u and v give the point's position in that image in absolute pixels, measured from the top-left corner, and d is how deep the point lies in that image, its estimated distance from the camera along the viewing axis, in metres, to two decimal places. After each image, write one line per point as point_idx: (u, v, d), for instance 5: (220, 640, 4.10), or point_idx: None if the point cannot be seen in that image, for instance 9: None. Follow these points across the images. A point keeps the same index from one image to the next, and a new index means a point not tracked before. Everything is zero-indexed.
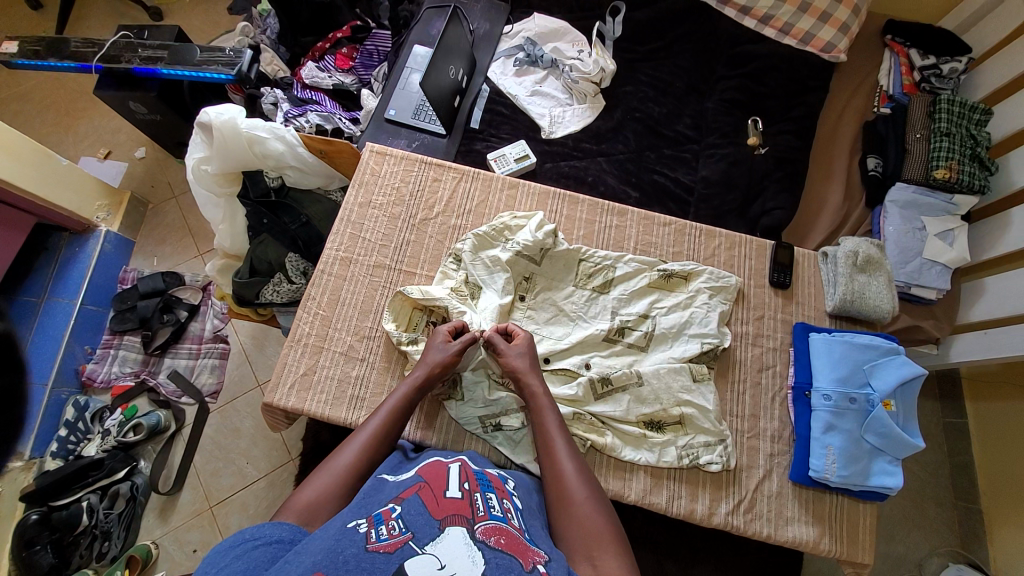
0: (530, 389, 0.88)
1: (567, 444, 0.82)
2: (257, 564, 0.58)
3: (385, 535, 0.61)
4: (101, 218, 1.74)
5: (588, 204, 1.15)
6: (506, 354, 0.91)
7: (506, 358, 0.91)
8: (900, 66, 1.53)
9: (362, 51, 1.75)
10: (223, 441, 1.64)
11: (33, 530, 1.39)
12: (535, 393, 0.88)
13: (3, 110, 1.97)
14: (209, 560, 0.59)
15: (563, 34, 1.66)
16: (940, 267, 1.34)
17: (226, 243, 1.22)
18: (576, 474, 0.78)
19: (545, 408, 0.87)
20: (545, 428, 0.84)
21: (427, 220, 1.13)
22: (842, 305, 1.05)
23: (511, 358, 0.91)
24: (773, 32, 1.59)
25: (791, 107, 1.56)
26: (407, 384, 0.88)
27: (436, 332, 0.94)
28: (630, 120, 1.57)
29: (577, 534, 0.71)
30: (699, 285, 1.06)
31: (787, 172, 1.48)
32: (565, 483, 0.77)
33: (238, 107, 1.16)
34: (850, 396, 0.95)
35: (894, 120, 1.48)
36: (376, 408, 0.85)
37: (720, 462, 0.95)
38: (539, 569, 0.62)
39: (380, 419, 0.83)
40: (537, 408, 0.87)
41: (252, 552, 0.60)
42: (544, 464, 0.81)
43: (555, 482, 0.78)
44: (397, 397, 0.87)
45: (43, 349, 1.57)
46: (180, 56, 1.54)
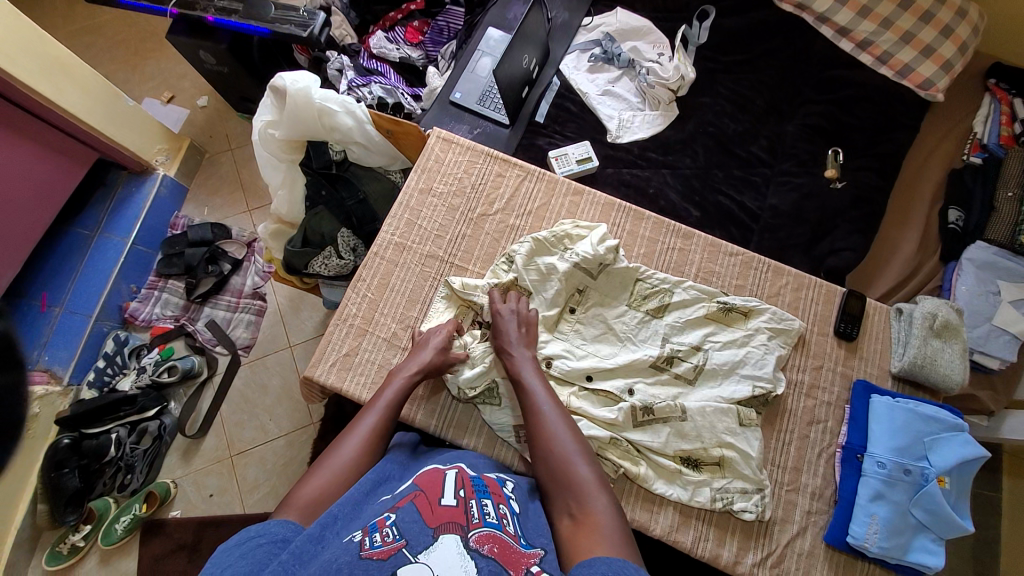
0: (511, 353, 0.92)
1: (547, 401, 0.85)
2: (258, 562, 0.61)
3: (378, 542, 0.61)
4: (160, 162, 1.76)
5: (653, 222, 1.11)
6: (495, 321, 0.95)
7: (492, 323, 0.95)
8: (1000, 115, 1.41)
9: (433, 26, 1.70)
10: (250, 395, 1.67)
11: (63, 453, 1.48)
12: (515, 356, 0.92)
13: (77, 42, 2.00)
14: (215, 558, 0.62)
15: (645, 34, 1.58)
16: (1007, 336, 1.24)
17: (283, 209, 1.21)
18: (557, 427, 0.82)
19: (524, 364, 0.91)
20: (529, 388, 0.87)
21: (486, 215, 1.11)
22: (909, 368, 0.99)
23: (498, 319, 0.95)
24: (869, 59, 1.49)
25: (878, 143, 1.46)
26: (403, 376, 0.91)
27: (439, 328, 0.98)
28: (701, 134, 1.50)
29: (560, 483, 0.76)
30: (758, 324, 1.01)
31: (862, 213, 1.40)
32: (547, 437, 0.81)
33: (314, 77, 1.15)
34: (905, 467, 0.91)
35: (984, 174, 1.37)
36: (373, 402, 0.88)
37: (755, 512, 0.91)
38: (533, 570, 0.62)
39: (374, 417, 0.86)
40: (518, 368, 0.90)
41: (258, 549, 0.63)
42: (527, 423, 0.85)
43: (538, 437, 0.82)
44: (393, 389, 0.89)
45: (91, 282, 1.62)
46: (254, 11, 1.53)
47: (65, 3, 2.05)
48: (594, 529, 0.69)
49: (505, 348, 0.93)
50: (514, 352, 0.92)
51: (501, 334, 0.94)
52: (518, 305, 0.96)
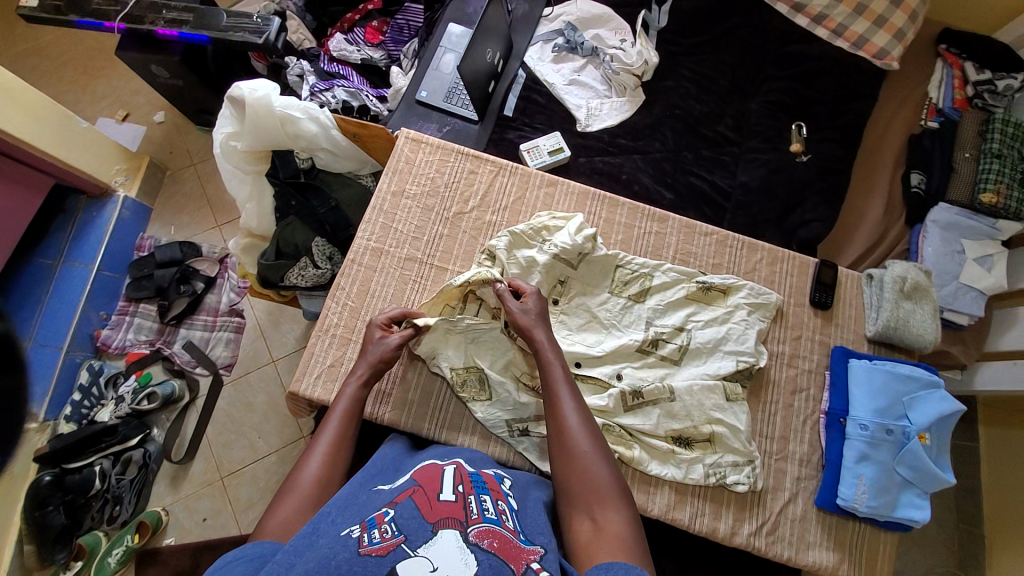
0: (537, 343, 0.89)
1: (573, 398, 0.83)
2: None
3: (377, 538, 0.61)
4: (119, 183, 1.70)
5: (628, 207, 1.12)
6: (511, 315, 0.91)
7: (512, 315, 0.91)
8: (953, 79, 1.47)
9: (393, 24, 1.67)
10: (236, 414, 1.64)
11: (46, 491, 1.41)
12: (543, 348, 0.88)
13: (20, 64, 1.91)
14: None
15: (606, 21, 1.58)
16: (975, 293, 1.30)
17: (252, 223, 1.18)
18: (580, 426, 0.80)
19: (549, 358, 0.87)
20: (552, 381, 0.84)
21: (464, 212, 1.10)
22: (884, 331, 1.03)
23: (526, 313, 0.91)
24: (825, 33, 1.52)
25: (839, 114, 1.50)
26: (353, 385, 0.88)
27: (373, 327, 0.94)
28: (668, 117, 1.51)
29: (578, 484, 0.75)
30: (737, 300, 1.03)
31: (829, 183, 1.43)
32: (570, 436, 0.79)
33: (272, 84, 1.13)
34: (887, 427, 0.94)
35: (942, 136, 1.41)
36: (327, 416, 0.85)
37: (747, 483, 0.93)
38: (533, 567, 0.62)
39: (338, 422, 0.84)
40: (543, 359, 0.87)
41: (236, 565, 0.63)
42: (550, 417, 0.82)
43: (559, 433, 0.79)
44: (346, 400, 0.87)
45: (59, 312, 1.56)
46: (205, 21, 1.48)
47: (4, 24, 1.95)
48: (614, 538, 0.68)
49: (530, 338, 0.89)
50: (541, 344, 0.88)
51: (529, 326, 0.90)
52: (537, 301, 0.92)
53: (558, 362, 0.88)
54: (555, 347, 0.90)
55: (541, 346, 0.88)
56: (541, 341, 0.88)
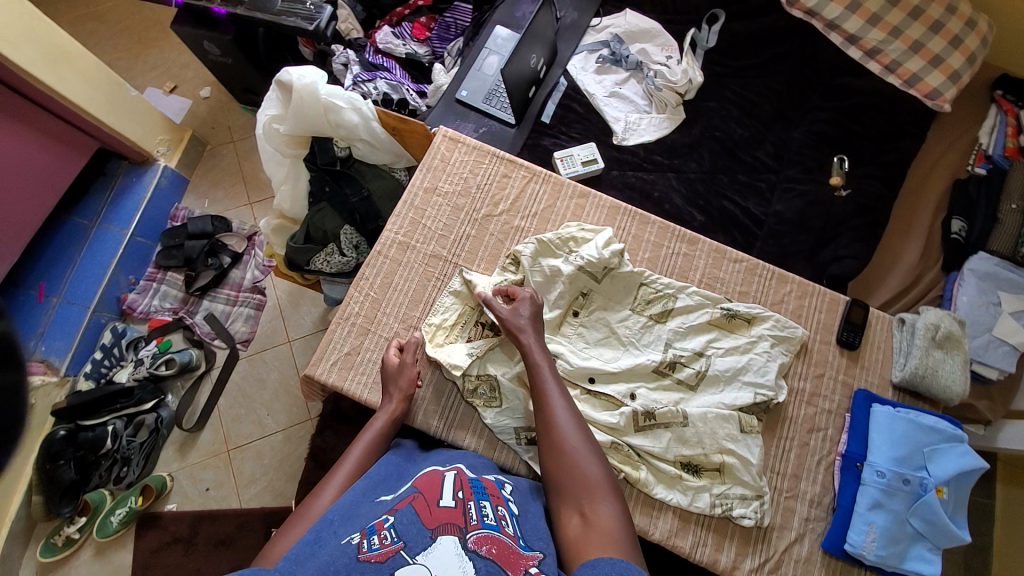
0: (525, 343, 0.89)
1: (562, 397, 0.84)
2: None
3: (376, 544, 0.62)
4: (161, 153, 1.75)
5: (658, 226, 1.11)
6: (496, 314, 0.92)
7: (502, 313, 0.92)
8: (1006, 126, 1.42)
9: (441, 22, 1.69)
10: (248, 390, 1.67)
11: (59, 445, 1.47)
12: (530, 347, 0.89)
13: (79, 29, 1.98)
14: None
15: (654, 37, 1.58)
16: (1007, 347, 1.26)
17: (286, 206, 1.21)
18: (568, 424, 0.81)
19: (538, 357, 0.88)
20: (540, 380, 0.85)
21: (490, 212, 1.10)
22: (910, 379, 0.99)
23: (517, 311, 0.92)
24: (877, 68, 1.46)
25: (882, 151, 1.46)
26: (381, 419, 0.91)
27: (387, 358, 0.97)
28: (707, 138, 1.50)
29: (568, 481, 0.76)
30: (761, 331, 1.01)
31: (866, 221, 1.40)
32: (558, 433, 0.80)
33: (320, 72, 1.14)
34: (904, 477, 0.91)
35: (988, 184, 1.37)
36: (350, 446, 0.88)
37: (754, 518, 0.92)
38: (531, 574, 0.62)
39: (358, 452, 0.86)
40: (531, 357, 0.88)
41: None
42: (538, 416, 0.83)
43: (547, 432, 0.81)
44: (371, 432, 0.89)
45: (90, 272, 1.61)
46: (259, 3, 1.51)
47: None
48: (603, 532, 0.69)
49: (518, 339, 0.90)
50: (530, 343, 0.89)
51: (518, 325, 0.91)
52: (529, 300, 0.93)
53: (547, 362, 0.89)
54: (542, 345, 0.90)
55: (530, 347, 0.89)
56: (528, 340, 0.89)
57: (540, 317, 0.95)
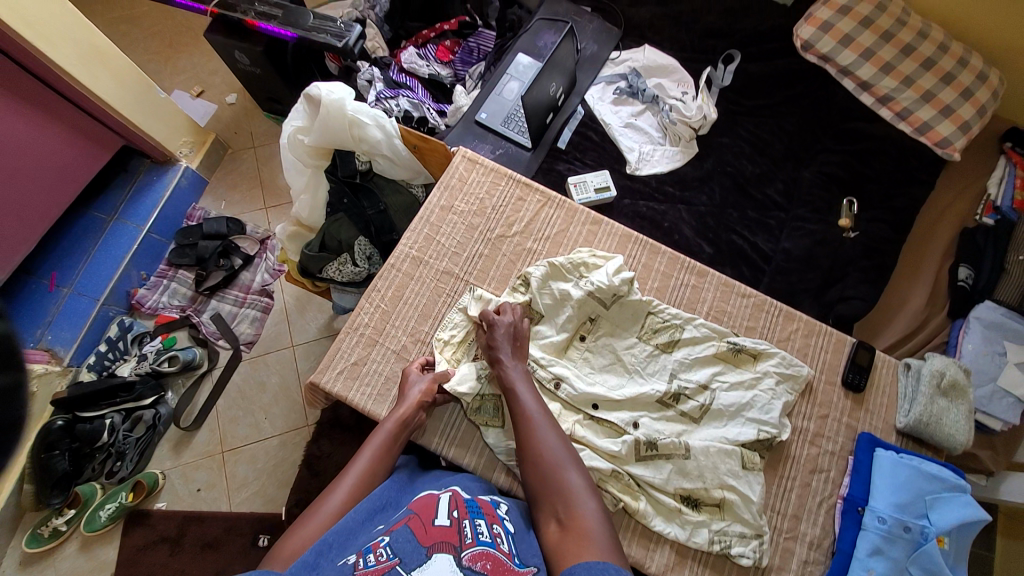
0: (499, 358, 0.93)
1: (537, 409, 0.86)
2: None
3: (372, 561, 0.63)
4: (183, 154, 1.79)
5: (668, 257, 1.12)
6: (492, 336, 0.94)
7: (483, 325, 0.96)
8: (1014, 178, 1.43)
9: (464, 46, 1.75)
10: (248, 392, 1.67)
11: (55, 435, 1.47)
12: (504, 363, 0.92)
13: (113, 31, 2.05)
14: None
15: (671, 72, 1.62)
16: (1012, 399, 1.26)
17: (303, 214, 1.23)
18: (545, 434, 0.84)
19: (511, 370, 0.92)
20: (515, 395, 0.88)
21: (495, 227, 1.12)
22: (914, 426, 0.99)
23: (497, 325, 0.95)
24: (888, 114, 1.50)
25: (891, 196, 1.49)
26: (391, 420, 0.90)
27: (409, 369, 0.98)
28: (718, 173, 1.53)
29: (547, 489, 0.78)
30: (767, 367, 1.01)
31: (874, 263, 1.41)
32: (535, 444, 0.82)
33: (348, 89, 1.17)
34: (905, 524, 0.90)
35: (996, 235, 1.38)
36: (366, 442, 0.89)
37: (752, 558, 0.90)
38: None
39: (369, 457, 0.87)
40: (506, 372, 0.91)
41: None
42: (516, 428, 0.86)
43: (525, 443, 0.83)
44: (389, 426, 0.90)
45: (103, 265, 1.63)
46: (292, 18, 1.57)
47: None
48: (581, 535, 0.71)
49: (494, 354, 0.94)
50: (505, 359, 0.93)
51: (495, 341, 0.94)
52: (513, 318, 0.96)
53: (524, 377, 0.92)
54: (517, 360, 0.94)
55: (506, 362, 0.93)
56: (504, 355, 0.93)
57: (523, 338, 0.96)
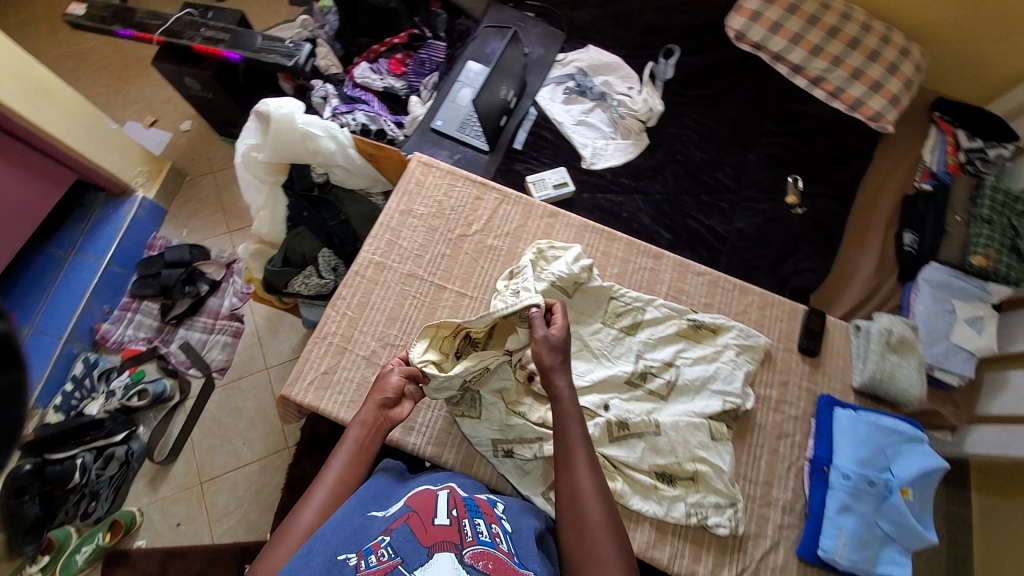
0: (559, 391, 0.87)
1: (588, 460, 0.83)
2: None
3: (374, 562, 0.68)
4: (140, 184, 1.76)
5: (624, 242, 1.16)
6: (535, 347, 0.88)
7: (538, 345, 0.88)
8: (946, 145, 1.55)
9: (416, 58, 1.78)
10: (223, 420, 1.63)
11: (24, 480, 1.41)
12: (562, 396, 0.86)
13: (59, 66, 2.02)
14: None
15: (615, 69, 1.68)
16: (966, 354, 1.35)
17: (263, 229, 1.22)
18: (593, 494, 0.81)
19: (567, 409, 0.86)
20: (569, 443, 0.84)
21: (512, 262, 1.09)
22: (869, 383, 1.04)
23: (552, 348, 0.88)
24: (823, 94, 1.60)
25: (833, 172, 1.57)
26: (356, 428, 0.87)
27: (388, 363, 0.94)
28: (670, 162, 1.58)
29: (584, 551, 0.78)
30: (726, 341, 1.05)
31: (822, 236, 1.49)
32: (581, 497, 0.81)
33: (297, 102, 1.18)
34: (869, 479, 0.94)
35: (935, 200, 1.48)
36: (334, 449, 0.86)
37: (728, 526, 0.92)
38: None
39: (341, 464, 0.85)
40: (562, 411, 0.86)
41: None
42: (562, 478, 0.83)
43: (571, 497, 0.81)
44: (349, 441, 0.86)
45: (63, 302, 1.58)
46: (240, 41, 1.58)
47: (50, 29, 2.07)
48: None
49: (553, 384, 0.88)
50: (563, 390, 0.87)
51: (551, 365, 0.87)
52: (562, 337, 0.89)
53: (577, 416, 0.86)
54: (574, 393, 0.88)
55: (560, 393, 0.87)
56: (561, 387, 0.87)
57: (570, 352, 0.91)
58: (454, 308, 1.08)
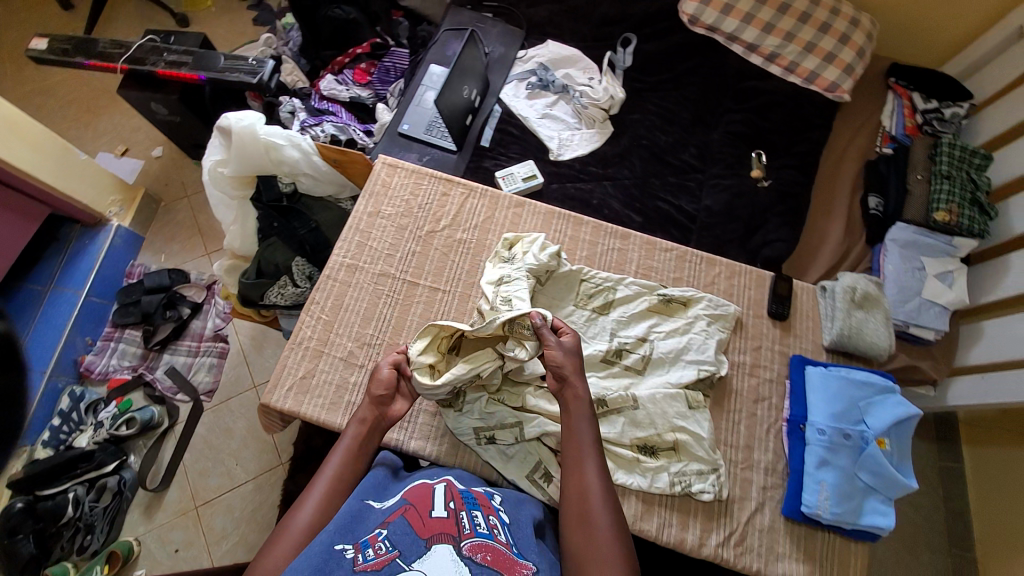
0: (572, 394, 0.88)
1: (597, 462, 0.84)
2: None
3: (372, 555, 0.68)
4: (114, 213, 1.76)
5: (591, 226, 1.18)
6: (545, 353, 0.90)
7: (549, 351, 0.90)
8: (903, 108, 1.59)
9: (380, 67, 1.80)
10: (214, 441, 1.63)
11: (17, 518, 1.36)
12: (575, 399, 0.88)
13: (25, 103, 2.02)
14: None
15: (575, 62, 1.71)
16: (938, 308, 1.37)
17: (235, 244, 1.24)
18: (601, 494, 0.81)
19: (578, 413, 0.87)
20: (579, 443, 0.85)
21: (502, 270, 1.05)
22: (839, 340, 1.07)
23: (566, 353, 0.90)
24: (779, 70, 1.64)
25: (795, 143, 1.60)
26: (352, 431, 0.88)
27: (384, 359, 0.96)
28: (636, 147, 1.61)
29: (589, 551, 0.76)
30: (697, 312, 1.08)
31: (788, 206, 1.52)
32: (590, 500, 0.80)
33: (258, 114, 1.20)
34: (845, 432, 0.95)
35: (896, 162, 1.51)
36: (333, 447, 0.87)
37: (712, 492, 0.94)
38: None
39: (339, 461, 0.85)
40: (573, 413, 0.87)
41: None
42: (570, 478, 0.83)
43: (579, 496, 0.81)
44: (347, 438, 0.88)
45: (44, 338, 1.58)
46: (203, 62, 1.59)
47: (14, 66, 2.08)
48: None
49: (565, 387, 0.89)
50: (576, 393, 0.88)
51: (565, 371, 0.89)
52: (572, 346, 0.91)
53: (589, 421, 0.87)
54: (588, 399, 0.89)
55: (575, 398, 0.88)
56: (579, 390, 0.88)
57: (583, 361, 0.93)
58: (427, 303, 1.09)
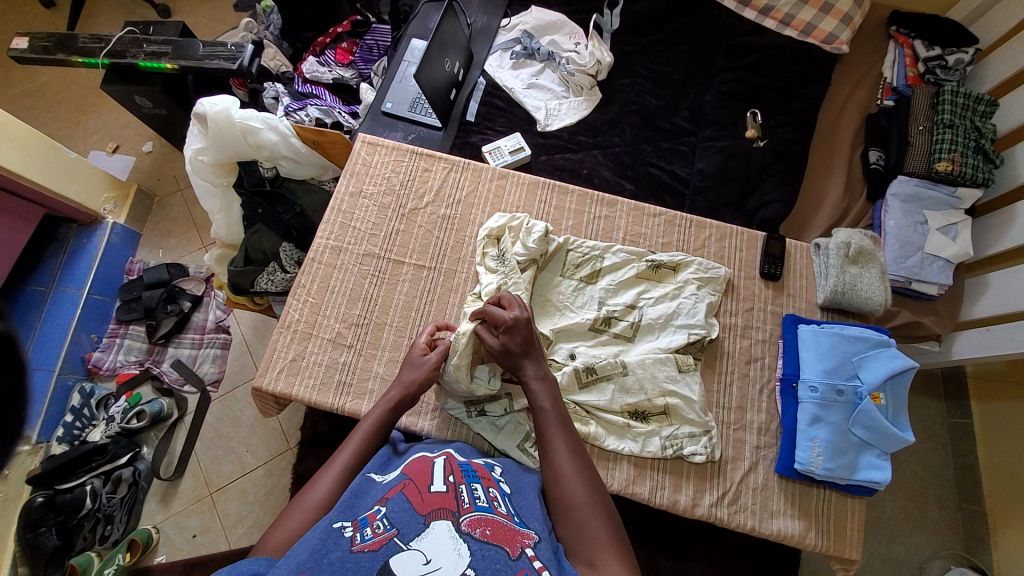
0: (526, 380, 0.87)
1: (568, 440, 0.80)
2: None
3: (369, 535, 0.61)
4: (108, 211, 1.77)
5: (577, 194, 1.17)
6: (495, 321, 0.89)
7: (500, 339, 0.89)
8: (904, 58, 1.51)
9: (362, 45, 1.77)
10: (224, 429, 1.66)
11: (38, 513, 1.39)
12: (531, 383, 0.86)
13: (17, 105, 2.02)
14: None
15: (561, 27, 1.65)
16: (941, 262, 1.31)
17: (222, 233, 1.26)
18: (577, 475, 0.77)
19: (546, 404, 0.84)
20: (546, 427, 0.82)
21: (497, 278, 1.02)
22: (833, 297, 1.08)
23: (512, 331, 0.87)
24: (773, 24, 1.59)
25: (791, 100, 1.54)
26: (380, 409, 0.89)
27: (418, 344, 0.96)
28: (626, 113, 1.57)
29: (577, 535, 0.71)
30: (687, 276, 1.07)
31: (785, 165, 1.47)
32: (568, 486, 0.76)
33: (233, 98, 1.19)
34: (837, 388, 0.96)
35: (897, 113, 1.44)
36: (347, 437, 0.85)
37: (704, 453, 0.95)
38: (528, 554, 0.62)
39: (348, 450, 0.83)
40: (538, 402, 0.85)
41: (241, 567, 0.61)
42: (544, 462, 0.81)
43: (555, 480, 0.77)
44: (370, 421, 0.88)
45: (50, 338, 1.60)
46: (183, 51, 1.57)
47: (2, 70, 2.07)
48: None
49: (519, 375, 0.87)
50: (531, 378, 0.86)
51: (517, 352, 0.87)
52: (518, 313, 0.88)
53: (552, 401, 0.85)
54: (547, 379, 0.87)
55: (531, 378, 0.87)
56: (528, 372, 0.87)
57: (532, 333, 0.89)
58: (412, 281, 1.09)
